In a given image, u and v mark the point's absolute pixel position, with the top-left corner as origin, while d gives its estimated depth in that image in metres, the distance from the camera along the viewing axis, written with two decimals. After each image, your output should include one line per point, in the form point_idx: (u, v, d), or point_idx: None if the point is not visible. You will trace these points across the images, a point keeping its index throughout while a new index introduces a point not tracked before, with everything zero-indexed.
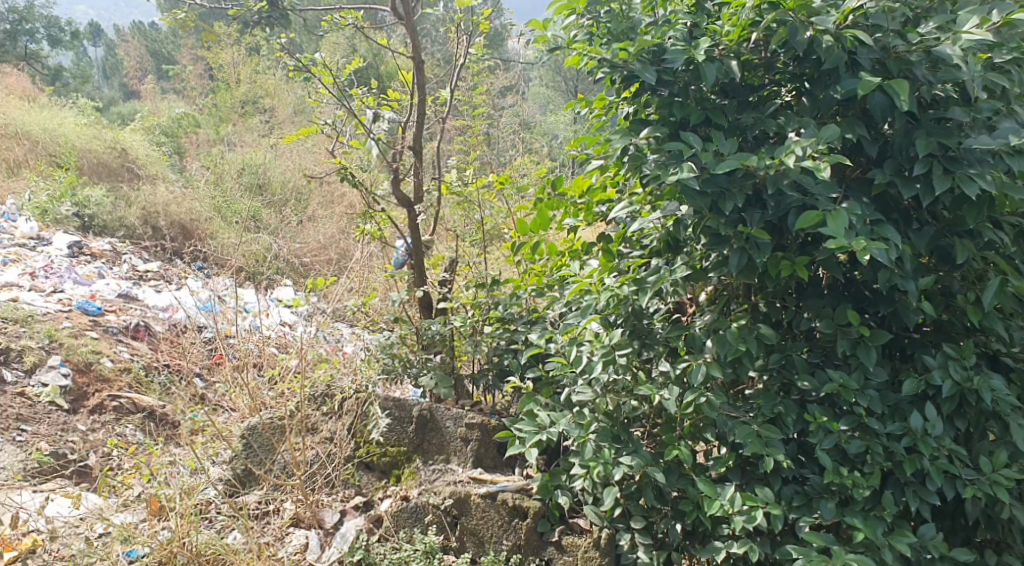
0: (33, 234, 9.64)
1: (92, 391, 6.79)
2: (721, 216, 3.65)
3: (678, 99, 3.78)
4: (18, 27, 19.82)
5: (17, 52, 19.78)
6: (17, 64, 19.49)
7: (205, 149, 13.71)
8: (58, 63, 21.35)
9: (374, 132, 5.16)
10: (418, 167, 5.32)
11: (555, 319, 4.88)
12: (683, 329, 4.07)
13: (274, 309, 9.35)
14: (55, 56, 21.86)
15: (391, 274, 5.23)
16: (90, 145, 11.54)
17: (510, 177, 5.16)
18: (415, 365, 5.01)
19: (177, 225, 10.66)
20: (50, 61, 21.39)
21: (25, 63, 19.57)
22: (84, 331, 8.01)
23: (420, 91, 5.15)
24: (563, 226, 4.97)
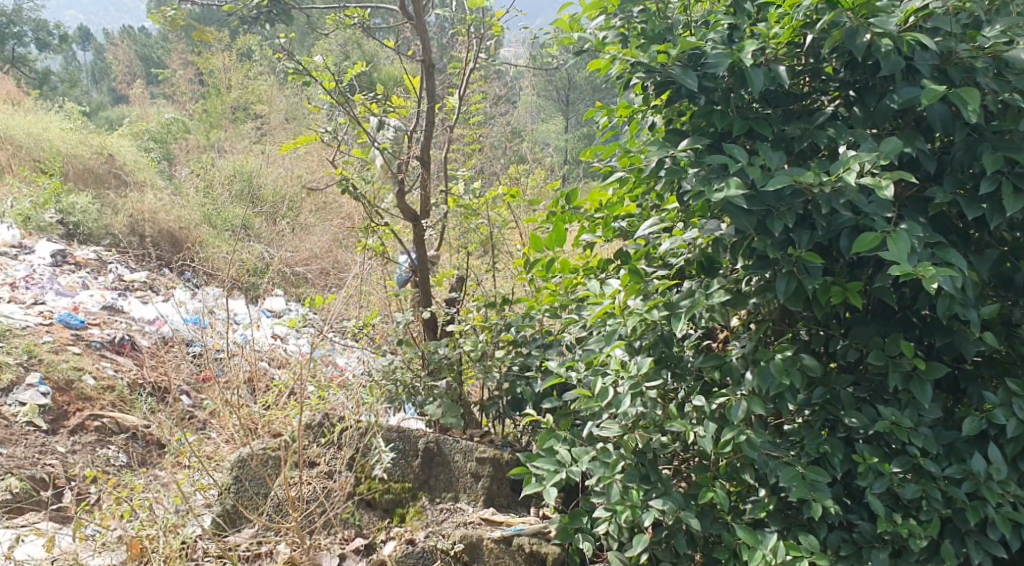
0: (15, 242, 9.25)
1: (72, 410, 6.43)
2: (765, 237, 3.31)
3: (718, 108, 3.44)
4: (7, 30, 19.46)
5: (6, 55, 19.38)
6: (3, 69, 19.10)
7: (195, 155, 13.32)
8: (47, 68, 21.00)
9: (379, 140, 4.91)
10: (424, 179, 4.97)
11: (570, 343, 4.54)
12: (720, 359, 3.73)
13: (266, 322, 9.05)
14: (44, 60, 21.50)
15: (395, 293, 4.88)
16: (76, 150, 11.14)
17: (521, 189, 4.80)
18: (420, 392, 4.65)
19: (165, 234, 10.28)
20: (39, 65, 21.03)
21: (12, 68, 19.19)
22: (66, 345, 7.63)
23: (429, 97, 4.81)
24: (578, 242, 4.64)
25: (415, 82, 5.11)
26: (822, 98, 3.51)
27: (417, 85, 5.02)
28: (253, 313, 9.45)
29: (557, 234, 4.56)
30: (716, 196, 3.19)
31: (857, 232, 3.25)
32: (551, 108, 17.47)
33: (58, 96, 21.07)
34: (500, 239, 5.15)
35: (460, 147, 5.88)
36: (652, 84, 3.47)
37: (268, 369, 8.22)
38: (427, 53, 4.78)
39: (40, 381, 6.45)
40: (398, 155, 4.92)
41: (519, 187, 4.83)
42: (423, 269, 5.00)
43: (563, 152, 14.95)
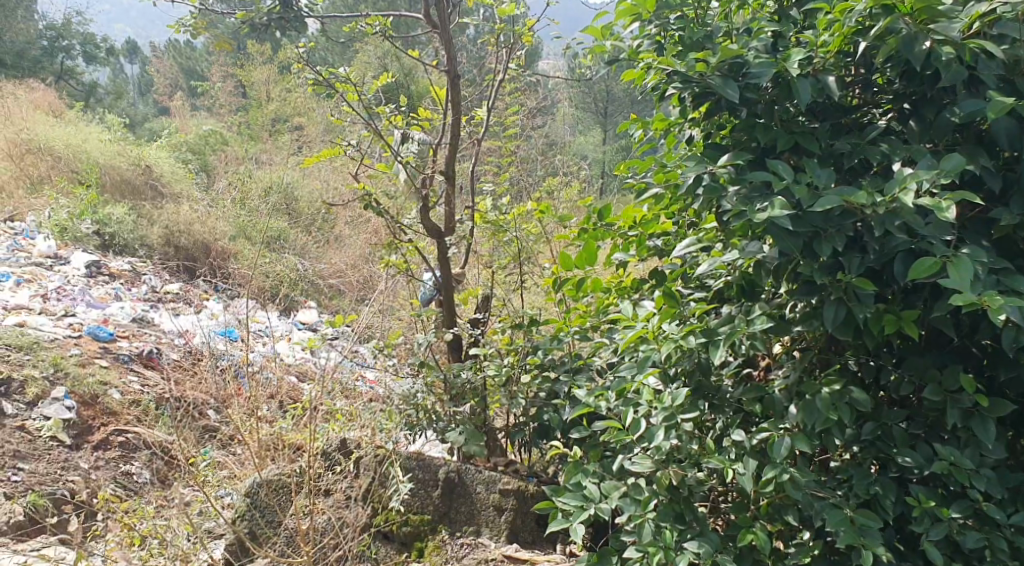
0: (50, 253, 9.15)
1: (97, 425, 6.49)
2: (812, 260, 3.05)
3: (761, 121, 3.20)
4: (55, 43, 19.58)
5: (54, 66, 19.41)
6: (51, 82, 19.26)
7: (232, 165, 13.20)
8: (93, 80, 21.14)
9: (403, 154, 4.65)
10: (450, 195, 4.74)
11: (600, 368, 4.31)
12: (761, 391, 3.49)
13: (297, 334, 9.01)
14: (90, 73, 21.67)
15: (418, 312, 4.67)
16: (112, 161, 11.04)
17: (551, 205, 4.56)
18: (442, 418, 4.41)
19: (199, 246, 10.14)
20: (85, 77, 21.19)
21: (59, 81, 19.34)
22: (93, 359, 7.49)
23: (455, 109, 4.58)
24: (610, 261, 4.43)
25: (442, 93, 4.86)
26: (875, 110, 3.26)
27: (443, 96, 4.80)
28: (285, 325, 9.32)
29: (589, 252, 4.35)
30: (759, 217, 2.94)
31: (913, 257, 2.98)
32: (590, 122, 17.18)
33: (103, 107, 21.13)
34: (530, 256, 4.93)
35: (491, 160, 5.65)
36: (689, 96, 3.24)
37: (298, 384, 8.08)
38: (452, 63, 4.56)
39: (65, 396, 6.50)
40: (423, 170, 4.72)
41: (549, 202, 4.59)
42: (448, 285, 4.76)
43: (602, 167, 14.64)
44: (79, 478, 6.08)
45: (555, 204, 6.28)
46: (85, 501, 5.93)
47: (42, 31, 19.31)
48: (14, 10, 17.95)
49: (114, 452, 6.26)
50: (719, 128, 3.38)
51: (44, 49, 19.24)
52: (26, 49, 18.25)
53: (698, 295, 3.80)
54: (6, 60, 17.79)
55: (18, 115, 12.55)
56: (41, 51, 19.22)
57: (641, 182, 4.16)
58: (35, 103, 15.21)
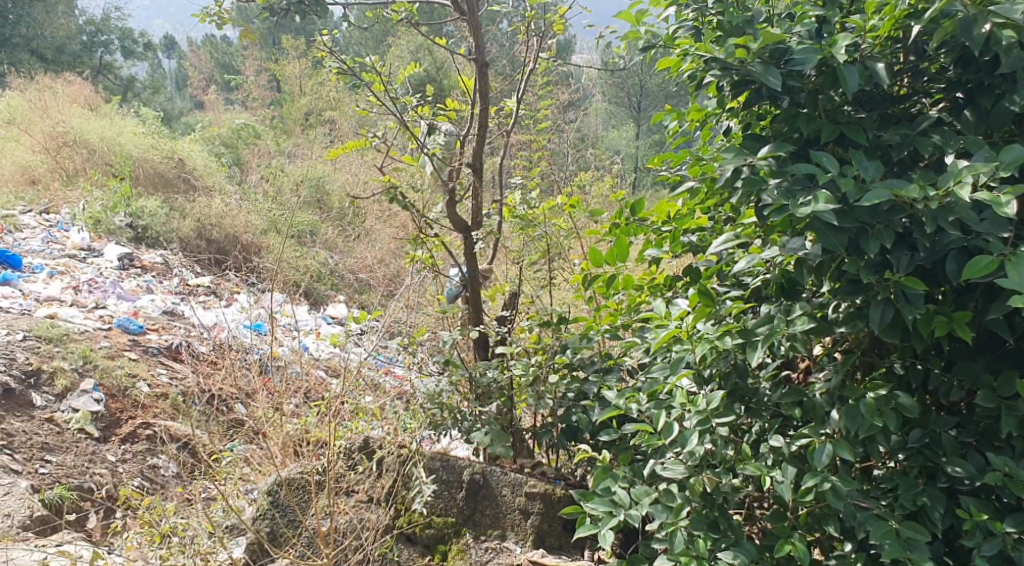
0: (84, 245, 9.12)
1: (125, 418, 6.46)
2: (858, 258, 2.89)
3: (804, 111, 3.03)
4: (94, 38, 19.65)
5: (93, 61, 19.47)
6: (91, 77, 19.36)
7: (265, 159, 13.14)
8: (130, 75, 21.22)
9: (429, 145, 4.51)
10: (477, 188, 4.60)
11: (631, 368, 4.17)
12: (801, 395, 3.33)
13: (326, 328, 8.99)
14: (128, 68, 21.76)
15: (443, 309, 4.55)
16: (146, 154, 11.00)
17: (581, 200, 4.44)
18: (467, 417, 4.25)
19: (231, 240, 10.07)
20: (123, 72, 21.27)
21: (97, 77, 19.43)
22: (122, 352, 7.43)
23: (484, 99, 4.44)
24: (643, 258, 4.30)
25: (470, 83, 4.70)
26: (925, 100, 3.09)
27: (472, 87, 4.65)
28: (314, 319, 9.25)
29: (620, 248, 4.23)
30: (802, 212, 2.76)
31: (966, 255, 2.82)
32: (625, 118, 16.95)
33: (141, 101, 21.17)
34: (560, 252, 4.79)
35: (521, 154, 5.49)
36: (728, 84, 3.07)
37: (327, 378, 8.00)
38: (480, 52, 4.41)
39: (93, 388, 6.48)
40: (450, 162, 4.58)
41: (579, 197, 4.47)
42: (474, 279, 4.62)
43: (636, 163, 14.41)
44: (107, 470, 6.07)
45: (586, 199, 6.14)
46: (113, 494, 5.94)
47: (83, 26, 19.38)
48: (54, 5, 18.01)
49: (142, 445, 6.24)
50: (759, 118, 3.22)
51: (83, 43, 19.28)
52: (66, 44, 18.32)
53: (734, 293, 3.64)
54: (46, 55, 17.86)
55: (54, 108, 12.56)
56: (81, 46, 19.27)
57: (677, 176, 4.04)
58: (72, 97, 15.24)
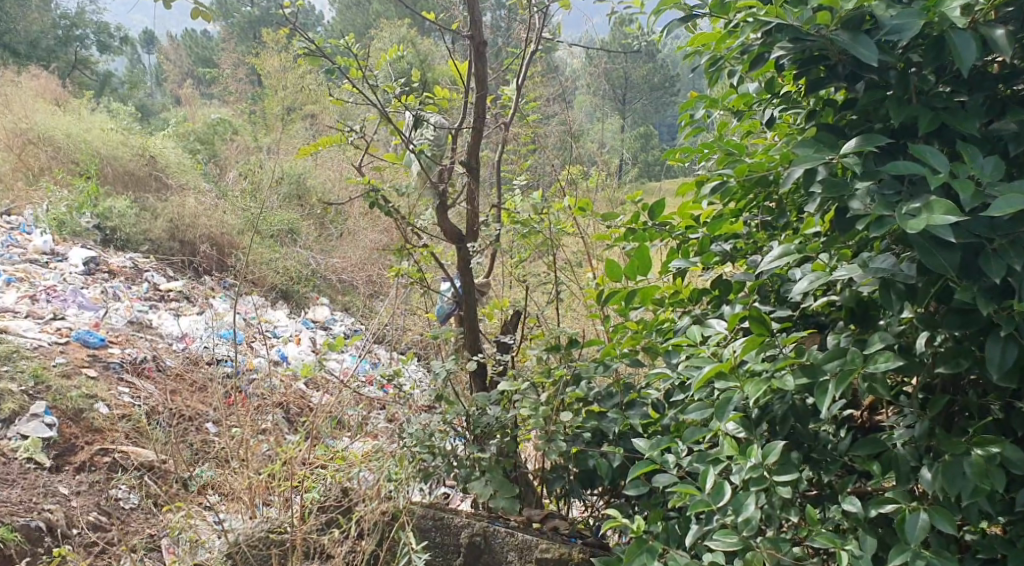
0: (47, 248, 8.43)
1: (81, 444, 5.96)
2: (971, 283, 2.44)
3: (891, 93, 2.60)
4: (70, 33, 18.47)
5: (68, 57, 18.62)
6: (64, 74, 18.53)
7: (243, 155, 12.45)
8: (107, 71, 20.42)
9: (416, 141, 3.92)
10: (473, 192, 3.92)
11: (657, 401, 3.54)
12: (879, 447, 2.71)
13: (306, 334, 8.52)
14: (104, 64, 20.96)
15: (434, 333, 3.91)
16: (114, 152, 10.19)
17: (592, 202, 3.88)
18: (463, 464, 3.58)
19: (205, 240, 9.36)
20: (99, 68, 20.49)
21: (71, 75, 18.57)
22: (80, 369, 6.72)
23: (477, 86, 3.76)
24: (669, 268, 3.80)
25: (465, 69, 4.06)
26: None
27: (464, 72, 4.01)
28: (293, 323, 8.75)
29: (642, 259, 3.72)
30: (912, 226, 2.34)
31: None
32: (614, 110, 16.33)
33: (119, 97, 20.44)
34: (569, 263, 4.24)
35: (516, 148, 4.86)
36: (795, 59, 2.65)
37: (305, 391, 7.39)
38: (475, 28, 3.72)
39: (45, 412, 5.99)
40: (441, 160, 3.95)
41: (589, 200, 3.90)
42: (469, 297, 3.99)
43: (629, 153, 13.77)
44: (59, 503, 5.49)
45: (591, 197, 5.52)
46: (65, 532, 5.30)
47: (57, 20, 18.15)
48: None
49: (98, 473, 5.68)
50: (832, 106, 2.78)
51: (59, 38, 18.30)
52: (40, 38, 17.60)
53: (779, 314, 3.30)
54: (20, 50, 17.20)
55: (18, 103, 11.80)
56: (56, 42, 18.33)
57: (718, 176, 3.47)
58: (39, 93, 14.48)
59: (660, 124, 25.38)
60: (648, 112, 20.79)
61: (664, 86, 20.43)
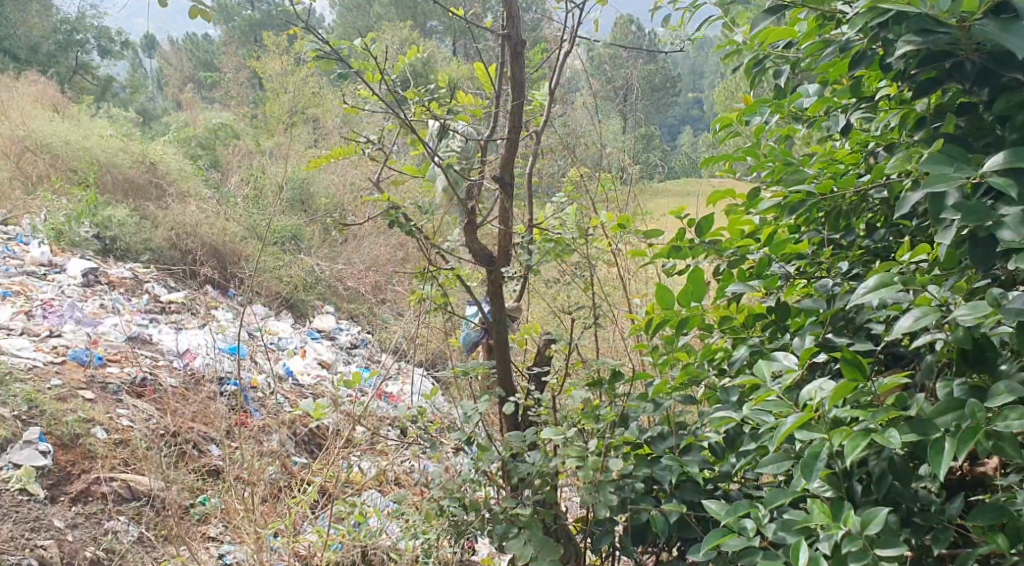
0: (44, 259, 7.98)
1: (77, 473, 5.55)
2: None
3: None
4: (71, 37, 18.06)
5: (69, 62, 18.14)
6: (64, 81, 18.04)
7: (245, 160, 12.03)
8: (107, 75, 19.92)
9: (442, 153, 3.54)
10: (507, 210, 3.50)
11: (714, 443, 3.13)
12: (1001, 515, 2.38)
13: (313, 345, 8.11)
14: (104, 67, 20.47)
15: (462, 367, 3.51)
16: (114, 157, 9.71)
17: (634, 219, 3.47)
18: (500, 519, 3.17)
19: (209, 249, 8.99)
20: (100, 72, 19.99)
21: (71, 81, 18.08)
22: (77, 391, 6.26)
23: (513, 91, 3.34)
24: (723, 294, 3.40)
25: (494, 72, 3.67)
26: None
27: (494, 75, 3.62)
28: (299, 335, 8.33)
29: (696, 285, 3.30)
30: None
31: None
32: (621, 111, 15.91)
33: (121, 103, 19.97)
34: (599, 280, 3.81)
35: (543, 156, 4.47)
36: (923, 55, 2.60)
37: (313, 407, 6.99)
38: (510, 23, 3.30)
39: (39, 438, 5.58)
40: (470, 175, 3.58)
41: (630, 215, 3.50)
42: (500, 327, 3.55)
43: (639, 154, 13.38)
44: (54, 539, 5.06)
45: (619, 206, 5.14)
46: None
47: (58, 25, 17.77)
48: (29, 2, 16.83)
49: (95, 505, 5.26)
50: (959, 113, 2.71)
51: (60, 43, 17.88)
52: (40, 43, 17.15)
53: (860, 347, 2.96)
54: (21, 55, 16.78)
55: (14, 110, 11.35)
56: (56, 46, 17.85)
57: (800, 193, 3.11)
58: (36, 98, 14.01)
59: (665, 124, 24.95)
60: (653, 111, 20.36)
61: (668, 85, 20.00)
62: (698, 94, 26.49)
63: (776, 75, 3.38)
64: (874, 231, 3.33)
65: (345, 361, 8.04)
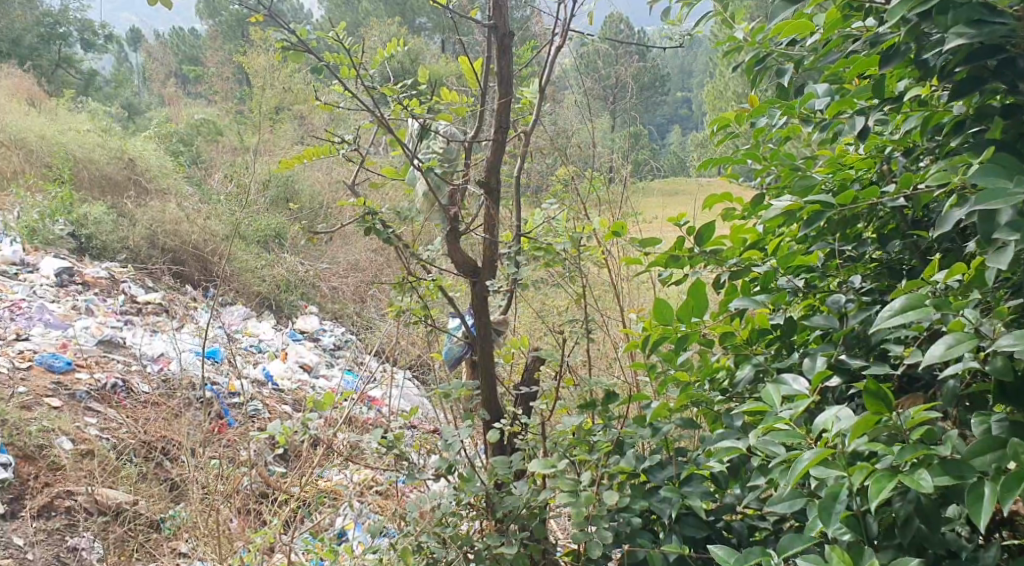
0: (16, 258, 7.67)
1: (40, 486, 5.22)
2: None
3: None
4: (53, 31, 17.63)
5: (52, 55, 17.71)
6: (48, 76, 17.62)
7: (229, 157, 11.72)
8: (92, 68, 19.51)
9: (424, 155, 3.27)
10: (493, 217, 3.24)
11: (716, 474, 2.86)
12: None
13: (294, 347, 7.83)
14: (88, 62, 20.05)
15: (443, 386, 3.23)
16: (90, 153, 9.36)
17: (628, 227, 3.21)
18: (484, 556, 2.91)
19: (189, 248, 8.66)
20: (84, 66, 19.57)
21: (54, 76, 17.67)
22: (42, 399, 5.92)
23: (500, 89, 3.07)
24: (724, 309, 3.12)
25: (479, 66, 3.41)
26: None
27: (479, 71, 3.35)
28: (279, 335, 8.05)
29: (696, 299, 3.02)
30: None
31: None
32: None
33: (103, 97, 19.58)
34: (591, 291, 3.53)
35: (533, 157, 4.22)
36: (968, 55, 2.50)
37: (293, 413, 6.71)
38: (497, 14, 3.04)
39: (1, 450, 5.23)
40: (452, 179, 3.32)
41: (624, 222, 3.24)
42: (483, 343, 3.28)
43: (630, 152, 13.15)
44: (11, 558, 4.80)
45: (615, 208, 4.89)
46: None
47: (41, 18, 17.35)
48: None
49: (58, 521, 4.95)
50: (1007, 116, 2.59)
51: (43, 35, 17.44)
52: (22, 36, 16.74)
53: (877, 371, 2.69)
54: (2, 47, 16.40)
55: None
56: (38, 39, 17.39)
57: (812, 202, 2.84)
58: (15, 92, 13.63)
59: (655, 122, 24.72)
60: (643, 109, 20.13)
61: (660, 82, 19.77)
62: (687, 93, 26.28)
63: (777, 73, 3.16)
64: (888, 241, 3.05)
65: (326, 364, 7.75)
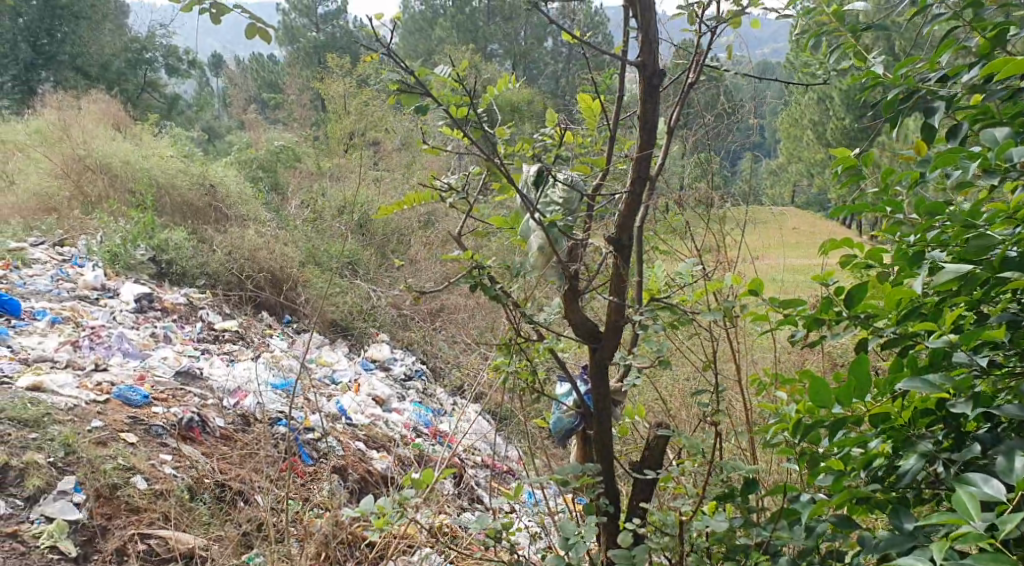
0: (97, 283, 7.45)
1: (114, 527, 4.78)
2: None
3: None
4: (140, 55, 17.60)
5: (139, 80, 17.69)
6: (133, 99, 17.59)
7: (307, 185, 11.52)
8: (176, 94, 19.52)
9: (546, 208, 2.93)
10: (622, 277, 2.87)
11: None
12: None
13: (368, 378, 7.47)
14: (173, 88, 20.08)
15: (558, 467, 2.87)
16: (172, 178, 9.17)
17: (763, 285, 2.86)
18: None
19: (267, 276, 8.41)
20: (168, 90, 19.57)
21: (139, 102, 17.65)
22: (119, 433, 5.45)
23: (643, 138, 2.76)
24: (888, 389, 2.68)
25: (592, 103, 3.12)
26: None
27: (597, 108, 3.08)
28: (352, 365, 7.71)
29: (857, 377, 2.60)
30: None
31: None
32: None
33: (185, 122, 19.57)
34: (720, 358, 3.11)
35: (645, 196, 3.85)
36: None
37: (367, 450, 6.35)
38: (645, 52, 2.76)
39: (76, 488, 4.85)
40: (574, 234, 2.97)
41: (758, 280, 2.89)
42: (601, 418, 2.93)
43: None
44: None
45: (723, 250, 4.51)
46: None
47: (128, 43, 17.35)
48: (101, 21, 16.58)
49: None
50: None
51: (130, 60, 17.42)
52: (111, 61, 16.77)
53: None
54: (91, 72, 16.42)
55: (75, 127, 10.87)
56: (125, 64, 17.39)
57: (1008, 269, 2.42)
58: (99, 117, 13.56)
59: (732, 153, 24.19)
60: None
61: None
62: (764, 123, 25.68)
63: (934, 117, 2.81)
64: None
65: (399, 397, 7.37)
